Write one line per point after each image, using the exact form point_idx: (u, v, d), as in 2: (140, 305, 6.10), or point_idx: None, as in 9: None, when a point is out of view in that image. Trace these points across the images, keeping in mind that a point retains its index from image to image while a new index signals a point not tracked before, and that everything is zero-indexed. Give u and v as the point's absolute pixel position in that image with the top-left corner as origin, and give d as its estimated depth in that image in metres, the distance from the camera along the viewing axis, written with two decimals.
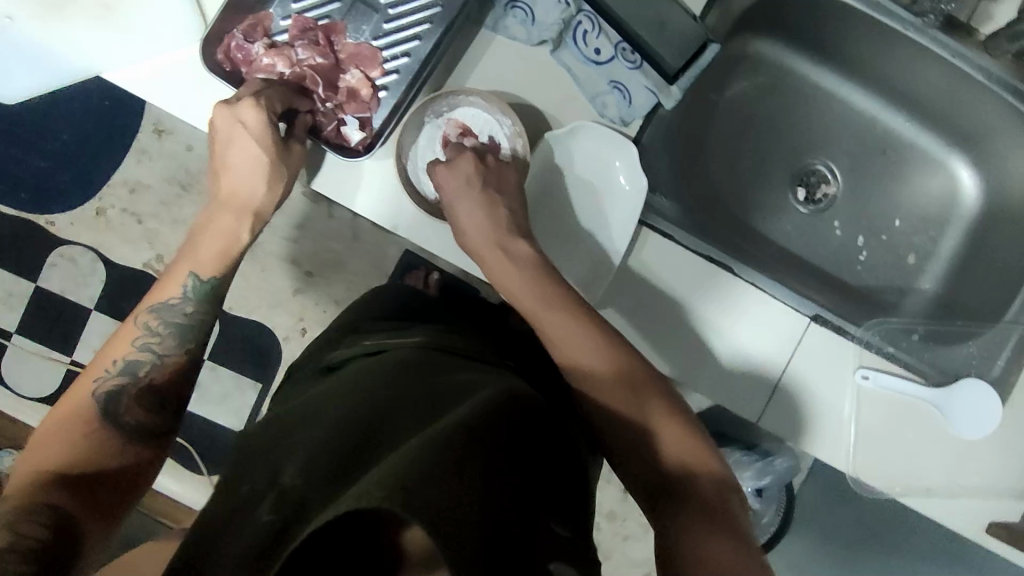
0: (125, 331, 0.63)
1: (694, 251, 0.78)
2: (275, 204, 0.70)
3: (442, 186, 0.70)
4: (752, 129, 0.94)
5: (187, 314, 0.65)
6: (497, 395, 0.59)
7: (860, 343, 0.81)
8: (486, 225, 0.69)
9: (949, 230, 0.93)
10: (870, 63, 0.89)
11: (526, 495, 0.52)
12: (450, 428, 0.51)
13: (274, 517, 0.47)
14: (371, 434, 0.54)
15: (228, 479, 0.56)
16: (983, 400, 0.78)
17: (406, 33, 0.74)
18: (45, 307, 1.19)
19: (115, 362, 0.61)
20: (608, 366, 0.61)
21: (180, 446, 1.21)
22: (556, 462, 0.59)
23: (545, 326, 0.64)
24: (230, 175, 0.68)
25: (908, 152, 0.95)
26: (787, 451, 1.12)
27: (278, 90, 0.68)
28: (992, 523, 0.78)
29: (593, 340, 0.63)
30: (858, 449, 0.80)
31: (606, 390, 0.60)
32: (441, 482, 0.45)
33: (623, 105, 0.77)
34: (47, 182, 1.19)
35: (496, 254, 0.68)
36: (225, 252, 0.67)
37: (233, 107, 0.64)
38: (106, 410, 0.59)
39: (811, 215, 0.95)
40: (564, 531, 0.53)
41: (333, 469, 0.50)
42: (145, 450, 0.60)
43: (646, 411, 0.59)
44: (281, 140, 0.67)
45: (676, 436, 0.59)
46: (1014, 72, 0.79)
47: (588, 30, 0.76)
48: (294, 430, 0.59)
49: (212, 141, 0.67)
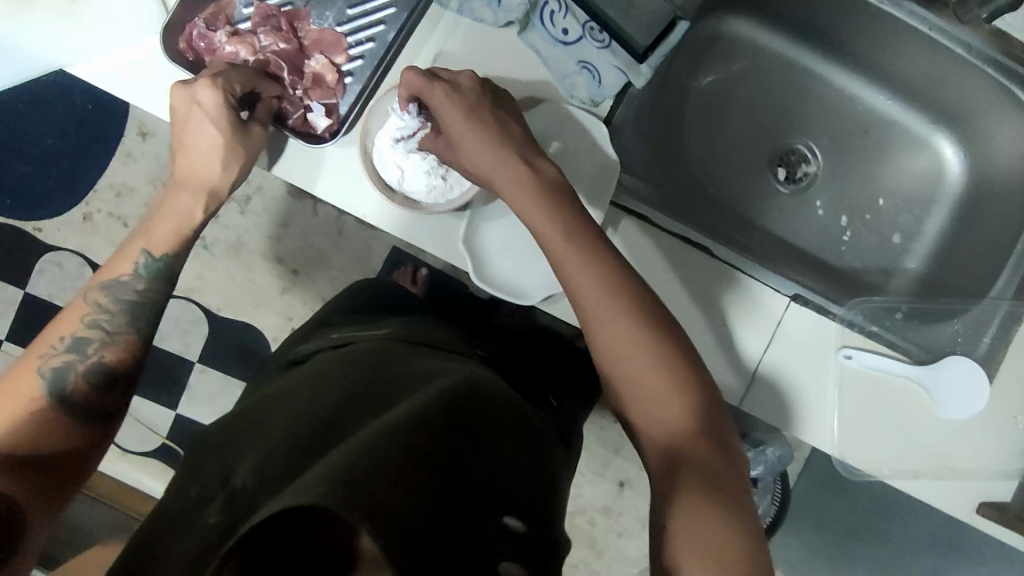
0: (75, 308, 0.63)
1: (670, 232, 0.77)
2: (232, 183, 0.69)
3: (446, 117, 0.64)
4: (732, 110, 0.93)
5: (138, 291, 0.64)
6: (458, 384, 0.58)
7: (843, 323, 0.79)
8: (498, 156, 0.63)
9: (935, 209, 0.92)
10: (847, 40, 0.88)
11: (480, 488, 0.50)
12: (405, 421, 0.49)
13: (219, 521, 0.45)
14: (328, 432, 0.52)
15: (182, 478, 0.55)
16: (968, 378, 0.77)
17: (370, 19, 0.74)
18: (33, 313, 1.18)
19: (62, 339, 0.61)
20: (626, 322, 0.57)
21: (171, 450, 1.19)
22: (522, 452, 0.58)
23: (571, 272, 0.59)
24: (188, 154, 0.67)
25: (890, 131, 0.94)
26: (780, 441, 1.10)
27: (242, 71, 0.67)
28: (981, 503, 0.77)
29: (614, 300, 0.57)
30: (844, 433, 0.78)
31: (621, 350, 0.57)
32: (389, 481, 0.43)
33: (593, 86, 0.76)
34: (30, 186, 1.17)
35: (514, 177, 0.62)
36: (179, 230, 0.67)
37: (190, 87, 0.65)
38: (52, 387, 0.58)
39: (792, 195, 0.94)
40: (518, 524, 0.50)
41: (287, 468, 0.48)
42: (92, 430, 0.60)
43: (655, 378, 0.56)
44: (239, 120, 0.67)
45: (679, 405, 0.55)
46: (992, 43, 0.77)
47: (554, 10, 0.74)
48: (251, 430, 0.58)
49: (171, 124, 0.67)
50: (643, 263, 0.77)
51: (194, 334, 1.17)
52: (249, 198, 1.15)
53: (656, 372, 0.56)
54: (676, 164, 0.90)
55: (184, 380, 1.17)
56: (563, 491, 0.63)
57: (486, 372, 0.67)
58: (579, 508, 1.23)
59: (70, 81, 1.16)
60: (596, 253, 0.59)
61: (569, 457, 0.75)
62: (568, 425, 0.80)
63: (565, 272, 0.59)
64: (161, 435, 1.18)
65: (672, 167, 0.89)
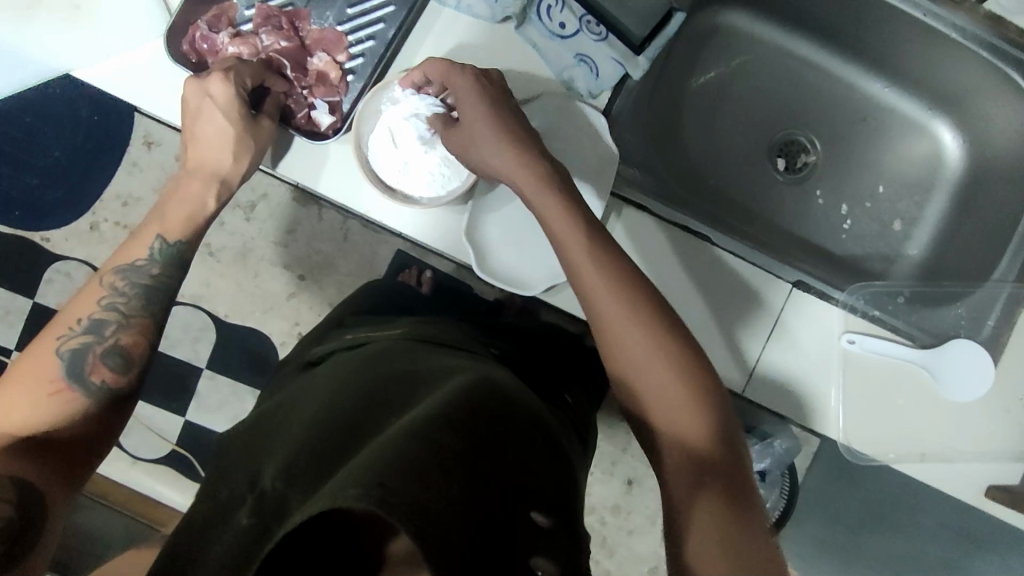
0: (91, 291, 0.64)
1: (672, 221, 0.78)
2: (243, 174, 0.71)
3: (461, 103, 0.66)
4: (731, 103, 0.94)
5: (153, 276, 0.66)
6: (478, 384, 0.58)
7: (846, 308, 0.79)
8: (518, 162, 0.63)
9: (935, 195, 0.92)
10: (844, 28, 0.89)
11: (508, 481, 0.51)
12: (431, 420, 0.50)
13: (252, 523, 0.46)
14: (351, 435, 0.53)
15: (210, 486, 0.56)
16: (972, 359, 0.77)
17: (371, 17, 0.74)
18: (43, 323, 1.19)
19: (80, 321, 0.62)
20: (626, 311, 0.57)
21: (181, 456, 1.19)
22: (541, 449, 0.58)
23: (593, 285, 0.58)
24: (199, 145, 0.69)
25: (889, 119, 0.94)
26: (787, 432, 1.08)
27: (249, 65, 0.69)
28: (991, 486, 0.77)
29: (635, 307, 0.57)
30: (848, 417, 0.78)
31: (637, 360, 0.56)
32: (421, 479, 0.44)
33: (591, 78, 0.77)
34: (39, 198, 1.19)
35: (533, 179, 0.63)
36: (191, 218, 0.69)
37: (203, 80, 0.66)
38: (71, 369, 0.60)
39: (793, 184, 0.94)
40: (546, 520, 0.52)
41: (314, 470, 0.49)
42: (108, 411, 0.61)
43: (675, 385, 0.55)
44: (249, 113, 0.69)
45: (701, 417, 0.54)
46: (987, 27, 0.78)
47: (551, 5, 0.75)
48: (270, 438, 0.58)
49: (182, 117, 0.69)
50: (643, 255, 0.77)
51: (202, 340, 1.18)
52: (254, 205, 1.16)
53: (675, 385, 0.55)
54: (676, 157, 0.91)
55: (192, 386, 1.18)
56: (581, 480, 0.64)
57: (501, 369, 0.67)
58: (589, 507, 1.23)
59: (76, 93, 1.17)
60: (612, 265, 0.58)
61: (585, 450, 0.75)
62: (583, 420, 0.80)
63: (583, 282, 0.58)
64: (170, 441, 1.19)
65: (672, 159, 0.90)
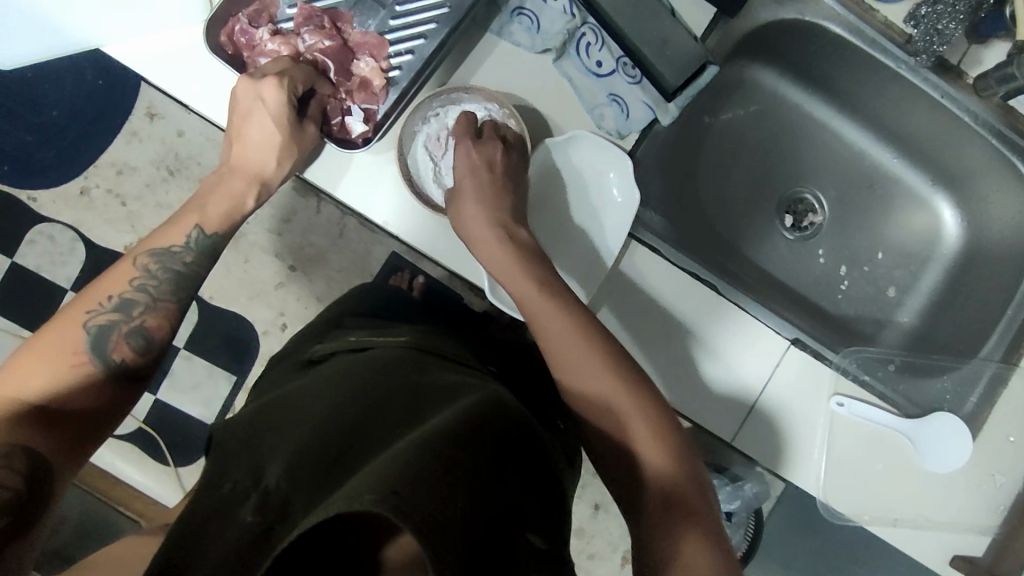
0: (124, 269, 0.64)
1: (682, 267, 0.79)
2: (281, 178, 0.72)
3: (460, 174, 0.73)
4: (744, 152, 0.97)
5: (186, 263, 0.66)
6: (481, 403, 0.59)
7: (838, 369, 0.82)
8: (484, 223, 0.70)
9: (930, 267, 0.95)
10: (864, 98, 0.91)
11: (506, 502, 0.52)
12: (436, 434, 0.51)
13: (257, 520, 0.46)
14: (353, 440, 0.54)
15: (206, 481, 0.55)
16: (953, 435, 0.80)
17: (413, 30, 0.73)
18: (18, 285, 1.14)
19: (110, 298, 0.62)
20: (587, 350, 0.63)
21: (147, 435, 1.17)
22: (531, 471, 0.59)
23: (561, 325, 0.64)
24: (244, 145, 0.71)
25: (894, 187, 0.97)
26: (756, 476, 1.04)
27: (303, 70, 0.70)
28: (956, 556, 0.81)
29: (600, 349, 0.63)
30: (828, 475, 0.82)
31: (608, 386, 0.61)
32: (431, 489, 0.45)
33: (621, 118, 0.79)
34: (32, 156, 1.15)
35: (503, 256, 0.69)
36: (231, 212, 0.70)
37: (257, 83, 0.67)
38: (95, 344, 0.60)
39: (795, 241, 0.98)
40: (541, 542, 0.53)
41: (316, 472, 0.50)
42: (121, 390, 0.61)
43: (641, 419, 0.60)
44: (296, 119, 0.70)
45: (659, 441, 0.59)
46: (1000, 116, 0.81)
47: (590, 43, 0.78)
48: (274, 433, 0.58)
49: (231, 113, 0.70)
50: (654, 296, 0.80)
51: (184, 321, 1.17)
52: None
53: (637, 414, 0.60)
54: (689, 200, 0.93)
55: (168, 365, 1.16)
56: (568, 497, 0.66)
57: (502, 386, 0.69)
58: None
59: (81, 56, 1.15)
60: (574, 317, 0.65)
61: (574, 473, 0.76)
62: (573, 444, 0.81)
63: (546, 331, 0.65)
64: (138, 419, 1.16)
65: (685, 198, 0.93)
